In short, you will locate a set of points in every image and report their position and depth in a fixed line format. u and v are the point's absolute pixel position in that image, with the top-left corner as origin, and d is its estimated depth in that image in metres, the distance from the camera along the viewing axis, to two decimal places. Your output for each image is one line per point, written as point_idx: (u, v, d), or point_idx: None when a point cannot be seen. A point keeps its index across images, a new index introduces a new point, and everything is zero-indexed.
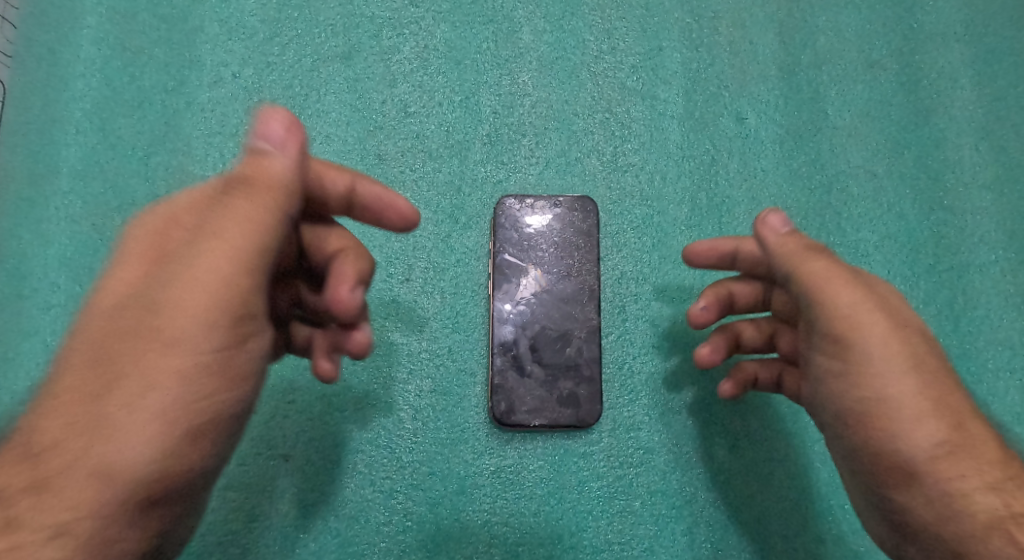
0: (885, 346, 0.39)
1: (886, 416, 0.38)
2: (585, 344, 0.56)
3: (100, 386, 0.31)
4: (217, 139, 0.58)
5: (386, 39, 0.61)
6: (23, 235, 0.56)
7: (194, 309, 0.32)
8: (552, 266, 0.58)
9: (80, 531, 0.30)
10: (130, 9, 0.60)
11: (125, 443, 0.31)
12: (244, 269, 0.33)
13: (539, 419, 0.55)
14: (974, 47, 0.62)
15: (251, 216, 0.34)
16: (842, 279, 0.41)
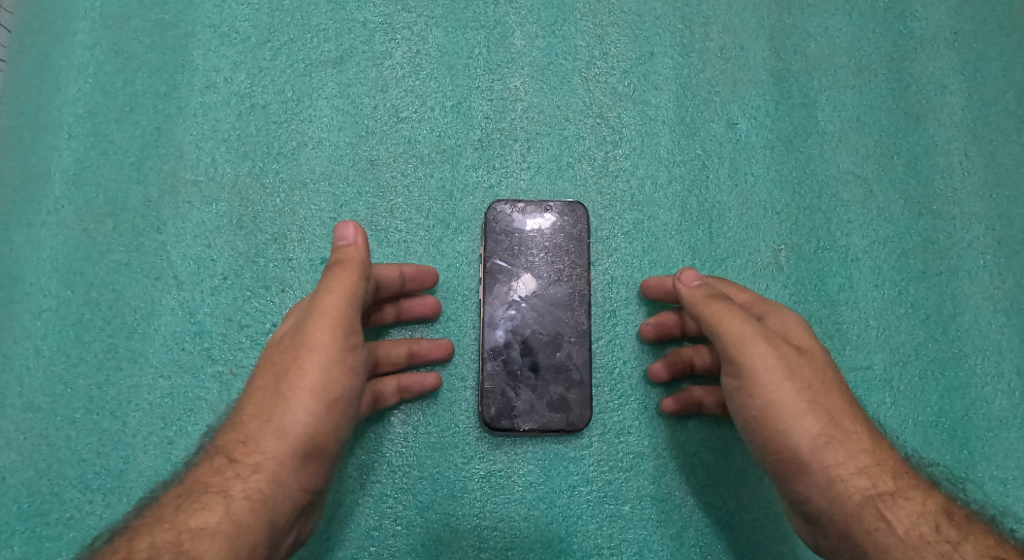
0: (767, 365, 0.44)
1: (772, 420, 0.44)
2: (576, 348, 0.56)
3: (284, 397, 0.44)
4: (209, 145, 0.59)
5: (378, 43, 0.61)
6: (15, 239, 0.56)
7: (327, 349, 0.44)
8: (544, 270, 0.57)
9: (274, 501, 0.42)
10: (122, 14, 0.60)
11: (308, 438, 0.43)
12: (348, 321, 0.45)
13: (530, 423, 0.55)
14: (964, 53, 0.62)
15: (350, 282, 0.45)
16: (730, 312, 0.46)
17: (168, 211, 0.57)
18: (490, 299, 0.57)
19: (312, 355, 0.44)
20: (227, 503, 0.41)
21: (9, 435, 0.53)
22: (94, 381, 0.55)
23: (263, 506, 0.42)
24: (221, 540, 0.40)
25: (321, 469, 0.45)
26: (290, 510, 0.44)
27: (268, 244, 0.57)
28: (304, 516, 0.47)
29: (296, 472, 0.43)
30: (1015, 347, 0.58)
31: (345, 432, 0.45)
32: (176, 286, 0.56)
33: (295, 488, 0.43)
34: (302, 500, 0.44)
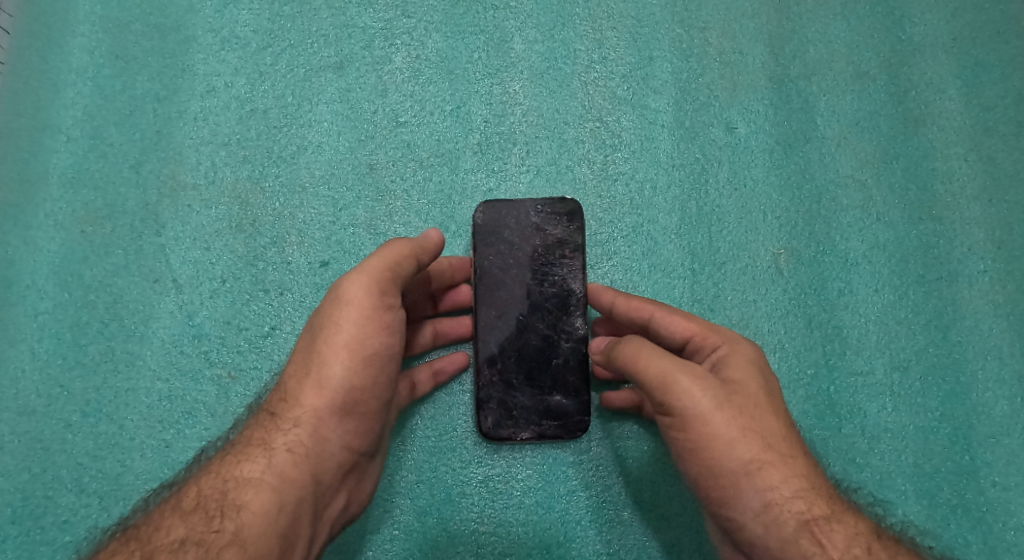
0: (693, 399, 0.43)
1: (705, 449, 0.43)
2: (574, 353, 0.55)
3: (321, 353, 0.44)
4: (208, 148, 0.59)
5: (378, 48, 0.61)
6: (13, 241, 0.56)
7: (361, 307, 0.44)
8: (539, 272, 0.55)
9: (315, 455, 0.43)
10: (122, 18, 0.60)
11: (346, 394, 0.44)
12: (387, 282, 0.45)
13: (527, 431, 0.54)
14: (963, 59, 0.62)
15: (394, 250, 0.46)
16: (653, 353, 0.45)
17: (167, 214, 0.57)
18: (481, 302, 0.54)
19: (346, 312, 0.44)
20: (270, 456, 0.43)
21: (4, 439, 0.53)
22: (91, 384, 0.54)
23: (303, 458, 0.43)
24: (267, 489, 0.42)
25: (361, 428, 0.45)
26: (334, 465, 0.45)
27: (267, 247, 0.57)
28: (353, 476, 0.47)
29: (334, 428, 0.44)
30: (1016, 353, 0.57)
31: (383, 389, 0.45)
32: (174, 289, 0.56)
33: (338, 443, 0.44)
34: (346, 457, 0.45)
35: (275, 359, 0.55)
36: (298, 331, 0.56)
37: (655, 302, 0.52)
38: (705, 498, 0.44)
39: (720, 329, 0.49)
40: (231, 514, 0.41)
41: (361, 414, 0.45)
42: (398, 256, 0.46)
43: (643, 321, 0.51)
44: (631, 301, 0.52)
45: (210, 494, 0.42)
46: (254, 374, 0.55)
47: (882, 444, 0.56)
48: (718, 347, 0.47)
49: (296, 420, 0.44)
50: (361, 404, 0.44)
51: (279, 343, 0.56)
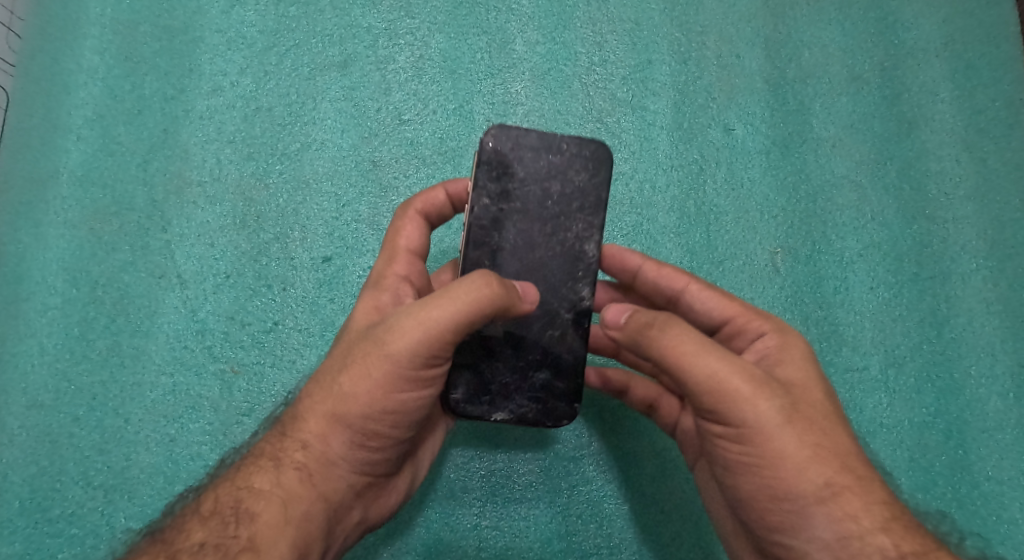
0: (752, 408, 0.37)
1: (760, 465, 0.38)
2: (574, 326, 0.47)
3: (341, 387, 0.40)
4: (214, 146, 0.60)
5: (381, 48, 0.62)
6: (22, 238, 0.57)
7: (404, 364, 0.39)
8: (546, 225, 0.47)
9: (327, 482, 0.40)
10: (131, 19, 0.61)
11: (366, 435, 0.40)
12: (435, 341, 0.38)
13: (504, 412, 0.46)
14: (953, 62, 0.64)
15: (460, 305, 0.38)
16: (703, 344, 0.38)
17: (173, 211, 0.58)
18: (472, 249, 0.46)
19: (387, 362, 0.39)
20: (281, 473, 0.40)
21: (11, 433, 0.53)
22: (98, 379, 0.55)
23: (313, 486, 0.40)
24: (276, 506, 0.39)
25: (376, 457, 0.41)
26: (348, 492, 0.41)
27: (271, 243, 0.58)
28: (373, 494, 0.44)
29: (349, 460, 0.41)
30: (1009, 350, 0.59)
31: (408, 432, 0.42)
32: (179, 285, 0.57)
33: (350, 470, 0.41)
34: (360, 480, 0.42)
35: (278, 354, 0.56)
36: (301, 326, 0.57)
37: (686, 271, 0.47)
38: (755, 521, 0.39)
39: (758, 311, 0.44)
40: (245, 521, 0.38)
41: (381, 452, 0.41)
42: (464, 316, 0.38)
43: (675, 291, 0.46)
44: (663, 269, 0.47)
45: (226, 501, 0.39)
46: (258, 369, 0.56)
47: (877, 438, 0.57)
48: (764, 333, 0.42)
49: (305, 441, 0.41)
50: (384, 443, 0.41)
51: (282, 339, 0.56)
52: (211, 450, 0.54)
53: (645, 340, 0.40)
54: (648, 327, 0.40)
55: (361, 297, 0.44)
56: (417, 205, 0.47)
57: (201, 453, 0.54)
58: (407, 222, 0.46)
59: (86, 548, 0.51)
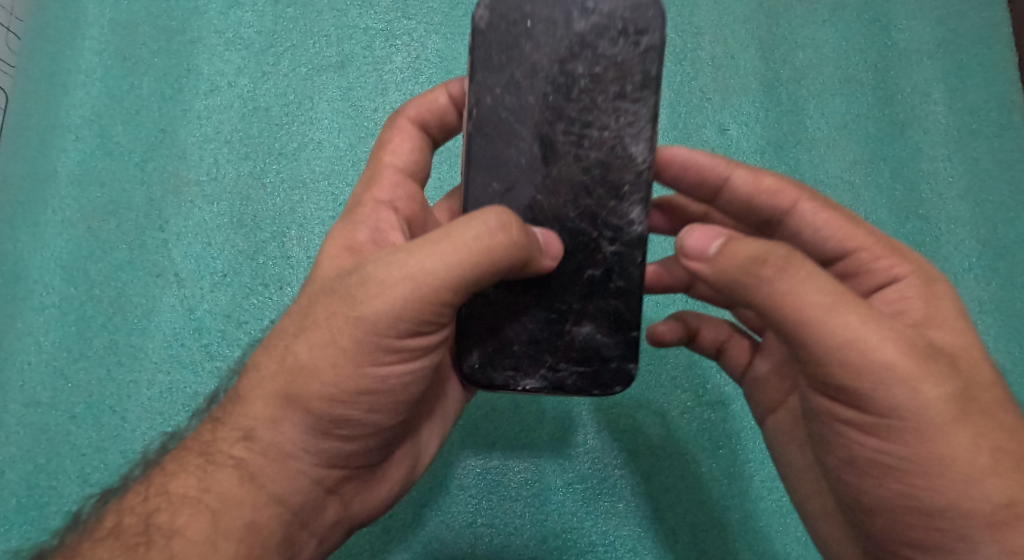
0: (913, 394, 0.31)
1: (912, 471, 0.31)
2: (620, 262, 0.40)
3: (300, 361, 0.35)
4: (212, 145, 0.60)
5: (378, 48, 0.62)
6: (21, 237, 0.57)
7: (380, 332, 0.33)
8: (579, 117, 0.40)
9: (284, 478, 0.36)
10: (130, 20, 0.62)
11: (336, 414, 0.35)
12: (417, 301, 0.33)
13: (540, 378, 0.40)
14: (947, 63, 0.64)
15: (446, 263, 0.33)
16: (835, 299, 0.32)
17: (171, 210, 0.58)
18: (480, 167, 0.40)
19: (357, 329, 0.34)
20: (208, 473, 0.36)
21: (10, 430, 0.53)
22: (95, 377, 0.55)
23: (261, 488, 0.36)
24: (201, 518, 0.35)
25: (348, 447, 0.37)
26: (312, 489, 0.37)
27: (268, 242, 0.58)
28: (351, 489, 0.40)
29: (312, 448, 0.36)
30: (1003, 349, 0.59)
31: (387, 413, 0.37)
32: (176, 283, 0.57)
33: (315, 462, 0.37)
34: (328, 475, 0.37)
35: None
36: None
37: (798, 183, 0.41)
38: (888, 531, 0.33)
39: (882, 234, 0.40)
40: (161, 539, 0.34)
41: (358, 438, 0.37)
42: (462, 265, 0.33)
43: (783, 207, 0.41)
44: (761, 179, 0.42)
45: (134, 516, 0.35)
46: None
47: None
48: (903, 277, 0.37)
49: (248, 432, 0.36)
50: (363, 426, 0.36)
51: None
52: None
53: (765, 292, 0.32)
54: (761, 267, 0.32)
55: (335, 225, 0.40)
56: (413, 115, 0.44)
57: None
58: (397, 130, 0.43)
59: None
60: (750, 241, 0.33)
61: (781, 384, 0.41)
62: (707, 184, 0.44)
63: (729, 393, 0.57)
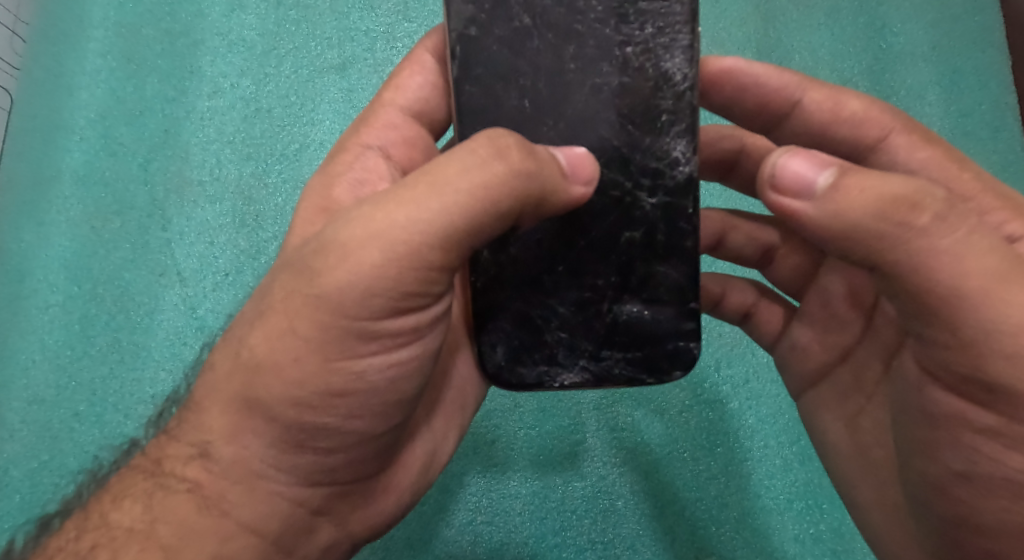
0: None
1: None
2: (666, 215, 0.38)
3: (259, 358, 0.32)
4: (214, 146, 0.61)
5: (380, 51, 0.63)
6: (26, 237, 0.58)
7: (340, 311, 0.30)
8: (604, 32, 0.37)
9: (252, 500, 0.34)
10: (134, 22, 0.62)
11: (319, 402, 0.32)
12: (382, 267, 0.29)
13: (581, 371, 0.38)
14: (941, 65, 0.63)
15: (399, 226, 0.29)
16: (1003, 275, 0.27)
17: (173, 209, 0.59)
18: (475, 118, 0.37)
19: (315, 310, 0.30)
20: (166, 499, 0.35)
21: (13, 428, 0.54)
22: (98, 375, 0.56)
23: (226, 515, 0.34)
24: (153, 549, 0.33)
25: (329, 463, 0.35)
26: (293, 510, 0.35)
27: (269, 242, 0.59)
28: (349, 506, 0.38)
29: (288, 461, 0.34)
30: None
31: (383, 399, 0.33)
32: (179, 282, 0.58)
33: (290, 482, 0.35)
34: (310, 495, 0.36)
35: None
36: None
37: (886, 109, 0.39)
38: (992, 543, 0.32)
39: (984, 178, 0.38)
40: None
41: (369, 432, 0.34)
42: (441, 213, 0.29)
43: (868, 140, 0.39)
44: (847, 104, 0.40)
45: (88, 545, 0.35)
46: None
47: None
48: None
49: (202, 450, 0.34)
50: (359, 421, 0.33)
51: None
52: None
53: (915, 248, 0.27)
54: (911, 211, 0.27)
55: (318, 172, 0.41)
56: (431, 48, 0.42)
57: None
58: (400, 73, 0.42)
59: None
60: (880, 179, 0.28)
61: (825, 354, 0.41)
62: (774, 107, 0.41)
63: (725, 392, 0.58)
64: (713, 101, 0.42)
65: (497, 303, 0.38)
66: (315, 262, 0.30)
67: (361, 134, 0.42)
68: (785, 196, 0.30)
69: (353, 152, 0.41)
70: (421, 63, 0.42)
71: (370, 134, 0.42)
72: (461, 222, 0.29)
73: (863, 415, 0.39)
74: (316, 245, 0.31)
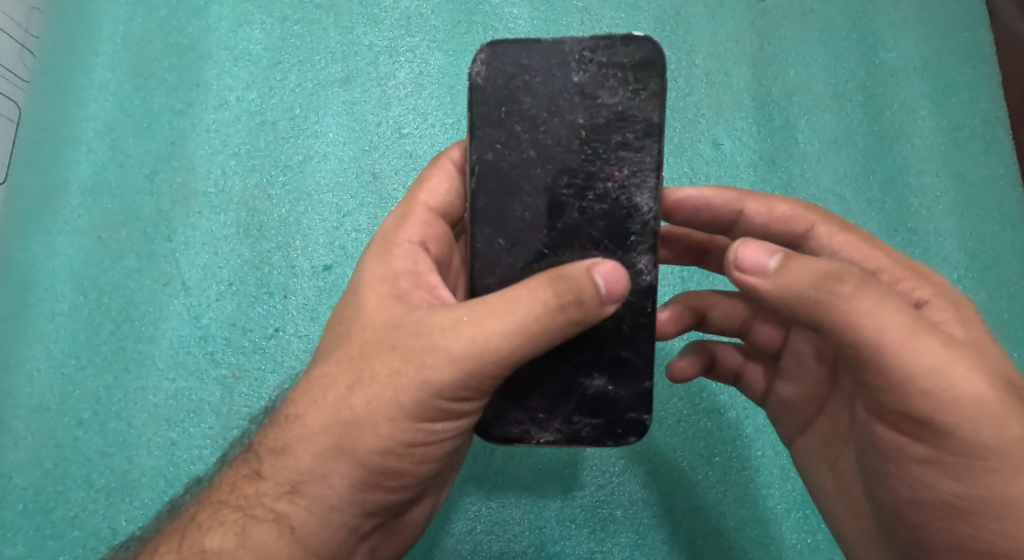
0: (996, 433, 0.32)
1: (978, 513, 0.33)
2: (631, 311, 0.42)
3: (355, 412, 0.36)
4: (219, 158, 0.62)
5: (382, 64, 0.64)
6: (33, 247, 0.59)
7: (441, 395, 0.35)
8: (578, 158, 0.42)
9: (322, 529, 0.37)
10: (142, 37, 0.64)
11: (393, 464, 0.37)
12: (480, 372, 0.35)
13: (552, 432, 0.42)
14: (933, 80, 0.64)
15: (503, 343, 0.34)
16: (913, 328, 0.32)
17: (178, 220, 0.60)
18: (485, 222, 0.42)
19: (420, 395, 0.35)
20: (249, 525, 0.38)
21: (18, 436, 0.55)
22: (103, 383, 0.56)
23: (277, 538, 0.37)
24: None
25: (384, 499, 0.38)
26: (348, 537, 0.39)
27: (273, 252, 0.60)
28: (381, 534, 0.42)
29: (354, 500, 0.37)
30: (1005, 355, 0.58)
31: (411, 462, 0.37)
32: (183, 291, 0.59)
33: (354, 513, 0.38)
34: (365, 524, 0.39)
35: (279, 360, 0.57)
36: (301, 333, 0.58)
37: (810, 206, 0.45)
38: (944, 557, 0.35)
39: (900, 256, 0.41)
40: None
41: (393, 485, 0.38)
42: (526, 341, 0.35)
43: (799, 232, 0.45)
44: (778, 208, 0.45)
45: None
46: (258, 374, 0.57)
47: None
48: (927, 301, 0.38)
49: (293, 487, 0.37)
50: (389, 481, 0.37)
51: (283, 345, 0.57)
52: (212, 454, 0.55)
53: (847, 311, 0.32)
54: (837, 283, 0.33)
55: (367, 261, 0.42)
56: (456, 158, 0.47)
57: (202, 457, 0.55)
58: (432, 177, 0.45)
59: (86, 550, 0.53)
60: (814, 260, 0.34)
61: (806, 406, 0.43)
62: (722, 219, 0.47)
63: (722, 402, 0.58)
64: (675, 224, 0.48)
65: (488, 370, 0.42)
66: (424, 359, 0.35)
67: (390, 235, 0.43)
68: (738, 276, 0.36)
69: (381, 251, 0.42)
70: (449, 172, 0.46)
71: (400, 232, 0.43)
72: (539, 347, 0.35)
73: (841, 458, 0.41)
74: (416, 343, 0.36)
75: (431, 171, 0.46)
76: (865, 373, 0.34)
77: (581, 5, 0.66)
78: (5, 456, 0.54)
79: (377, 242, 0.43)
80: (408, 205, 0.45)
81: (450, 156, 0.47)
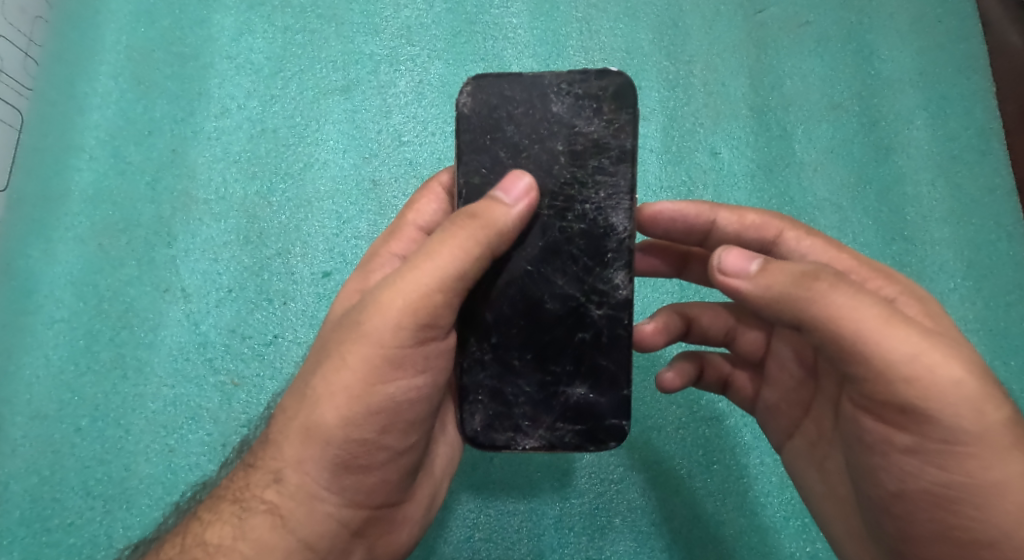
0: (976, 418, 0.32)
1: (961, 501, 0.33)
2: (609, 323, 0.42)
3: (313, 391, 0.37)
4: (220, 165, 0.62)
5: (383, 73, 0.64)
6: (34, 253, 0.59)
7: (378, 343, 0.36)
8: (559, 184, 0.42)
9: (311, 520, 0.38)
10: (145, 46, 0.64)
11: (358, 445, 0.37)
12: (406, 312, 0.36)
13: (535, 439, 0.43)
14: (928, 92, 0.65)
15: (421, 272, 0.36)
16: (888, 318, 0.33)
17: (179, 227, 0.60)
18: None
19: (360, 348, 0.36)
20: (246, 522, 0.38)
21: (15, 443, 0.55)
22: (101, 390, 0.56)
23: (279, 537, 0.38)
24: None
25: (368, 483, 0.38)
26: (337, 532, 0.39)
27: (273, 258, 0.60)
28: (376, 531, 0.41)
29: (331, 486, 0.38)
30: (999, 363, 0.58)
31: (394, 459, 0.39)
32: (183, 298, 0.59)
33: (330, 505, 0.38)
34: (354, 516, 0.39)
35: (277, 366, 0.57)
36: (299, 339, 0.58)
37: (779, 214, 0.46)
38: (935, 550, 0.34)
39: (867, 259, 0.42)
40: None
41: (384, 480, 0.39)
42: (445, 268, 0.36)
43: (768, 238, 0.45)
44: (746, 217, 0.46)
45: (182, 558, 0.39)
46: (257, 380, 0.57)
47: None
48: (894, 297, 0.39)
49: (277, 476, 0.38)
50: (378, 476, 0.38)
51: (281, 351, 0.57)
52: (210, 461, 0.55)
53: (823, 305, 0.33)
54: (814, 280, 0.34)
55: (355, 276, 0.44)
56: (445, 182, 0.48)
57: (200, 464, 0.55)
58: (416, 203, 0.47)
59: (83, 557, 0.53)
60: (790, 263, 0.36)
61: (791, 410, 0.44)
62: (697, 229, 0.47)
63: (721, 409, 0.58)
64: (653, 237, 0.49)
65: (477, 381, 0.42)
66: (360, 314, 0.37)
67: (378, 256, 0.45)
68: (721, 280, 0.37)
69: (370, 271, 0.44)
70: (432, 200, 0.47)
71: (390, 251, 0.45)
72: (455, 273, 0.36)
73: (829, 459, 0.41)
74: (359, 306, 0.38)
75: (417, 198, 0.47)
76: (847, 366, 0.34)
77: (581, 16, 0.67)
78: (3, 463, 0.54)
79: (367, 261, 0.46)
80: (397, 226, 0.47)
81: (434, 184, 0.48)
